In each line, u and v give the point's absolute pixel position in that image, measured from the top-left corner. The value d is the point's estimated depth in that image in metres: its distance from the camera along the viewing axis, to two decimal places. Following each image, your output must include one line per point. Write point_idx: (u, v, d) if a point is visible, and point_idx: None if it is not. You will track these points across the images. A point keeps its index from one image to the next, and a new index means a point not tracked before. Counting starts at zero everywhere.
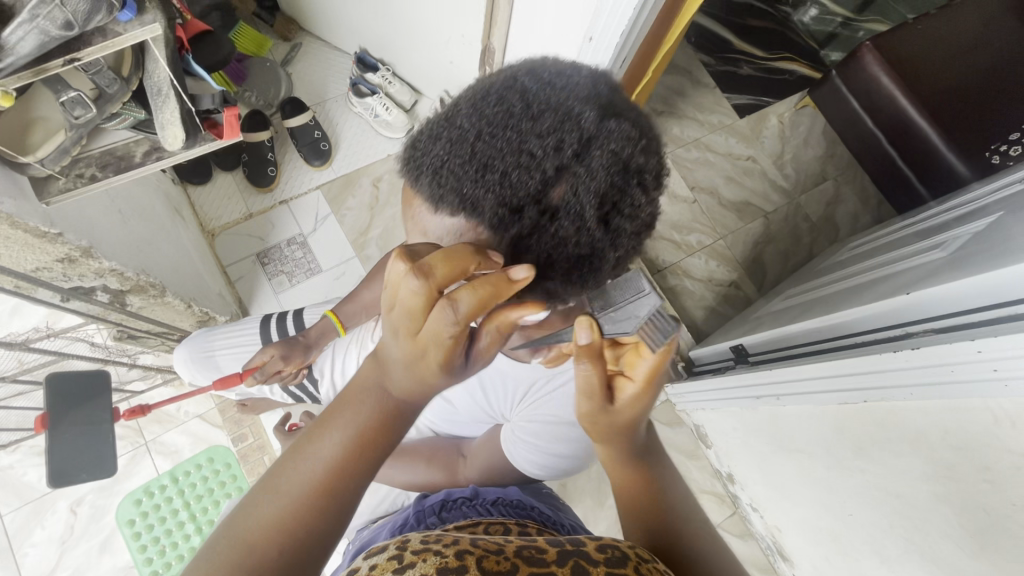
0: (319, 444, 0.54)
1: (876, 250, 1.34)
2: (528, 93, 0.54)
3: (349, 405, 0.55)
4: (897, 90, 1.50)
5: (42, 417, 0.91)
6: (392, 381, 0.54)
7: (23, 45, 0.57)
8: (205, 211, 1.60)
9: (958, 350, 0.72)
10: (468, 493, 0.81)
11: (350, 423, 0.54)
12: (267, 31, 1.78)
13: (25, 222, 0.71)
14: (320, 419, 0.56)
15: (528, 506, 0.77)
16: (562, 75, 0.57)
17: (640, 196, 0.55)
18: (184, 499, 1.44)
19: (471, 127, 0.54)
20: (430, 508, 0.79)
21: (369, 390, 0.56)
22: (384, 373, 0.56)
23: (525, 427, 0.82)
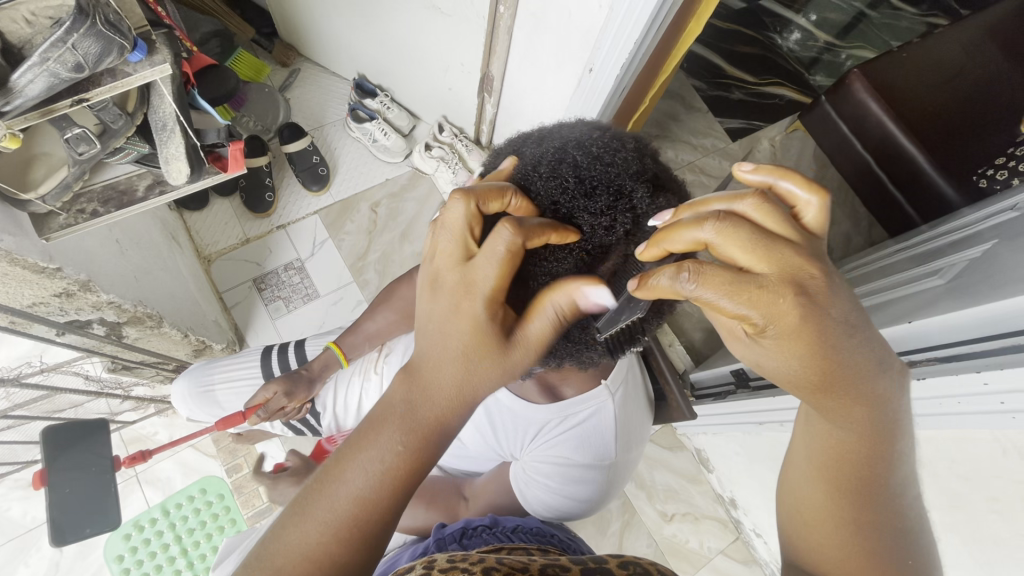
0: (351, 466, 0.53)
1: (873, 273, 1.35)
2: (582, 167, 0.59)
3: (379, 423, 0.55)
4: (885, 116, 1.53)
5: (41, 473, 0.88)
6: (429, 395, 0.55)
7: (32, 87, 0.57)
8: (201, 237, 1.58)
9: (964, 381, 0.73)
10: (488, 521, 0.76)
11: (383, 445, 0.53)
12: (266, 57, 1.79)
13: (24, 258, 0.71)
14: (349, 441, 0.55)
15: (548, 533, 0.75)
16: (604, 142, 0.62)
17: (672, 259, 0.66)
18: (175, 533, 1.40)
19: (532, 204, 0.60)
20: (449, 537, 0.73)
21: (402, 406, 0.55)
22: (418, 385, 0.56)
23: (538, 467, 0.80)
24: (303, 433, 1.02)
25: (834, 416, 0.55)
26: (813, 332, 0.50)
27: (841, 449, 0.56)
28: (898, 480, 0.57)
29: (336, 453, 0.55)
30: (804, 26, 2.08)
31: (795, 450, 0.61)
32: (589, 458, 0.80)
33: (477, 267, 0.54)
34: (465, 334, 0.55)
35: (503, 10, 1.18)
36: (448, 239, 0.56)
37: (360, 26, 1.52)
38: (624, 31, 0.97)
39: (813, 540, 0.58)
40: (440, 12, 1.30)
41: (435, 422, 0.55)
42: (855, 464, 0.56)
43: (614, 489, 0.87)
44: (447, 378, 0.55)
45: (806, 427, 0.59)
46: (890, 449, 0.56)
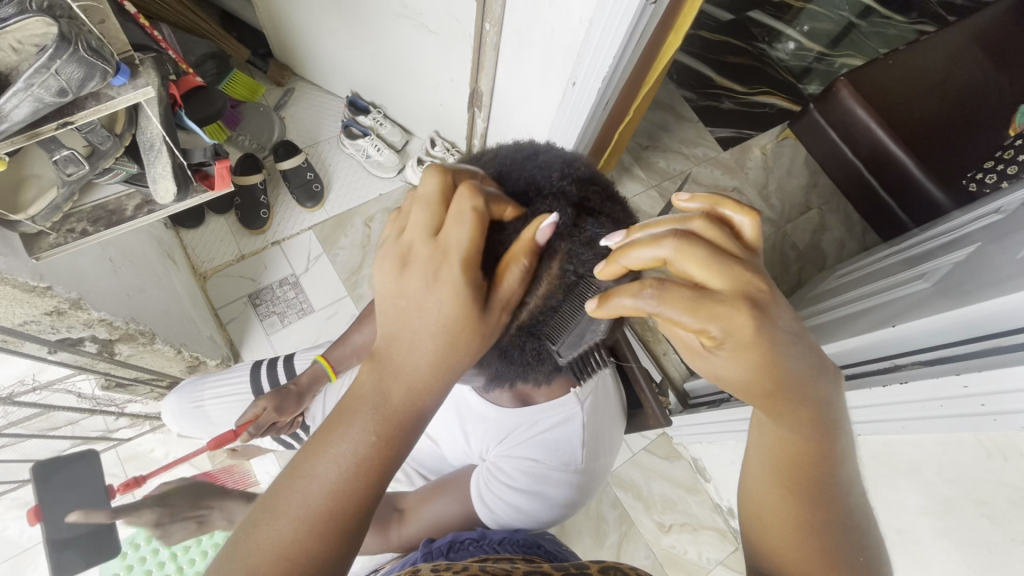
0: (322, 458, 0.52)
1: (865, 278, 1.35)
2: (511, 189, 0.60)
3: (350, 413, 0.53)
4: (872, 122, 1.55)
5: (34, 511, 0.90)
6: (400, 381, 0.53)
7: (17, 112, 0.59)
8: (197, 254, 1.60)
9: (947, 385, 0.73)
10: (474, 534, 0.76)
11: (355, 435, 0.52)
12: (261, 78, 1.83)
13: (14, 278, 0.72)
14: (319, 433, 0.53)
15: (534, 544, 0.74)
16: (547, 160, 0.60)
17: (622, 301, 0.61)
18: (171, 550, 1.39)
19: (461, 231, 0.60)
20: (437, 551, 0.75)
21: (370, 397, 0.53)
22: (389, 376, 0.53)
23: (502, 467, 0.80)
24: (293, 447, 1.03)
25: (786, 420, 0.55)
26: (765, 341, 0.50)
27: (798, 453, 0.55)
28: (845, 475, 0.57)
29: (305, 447, 0.53)
30: (793, 36, 2.10)
31: (751, 456, 0.59)
32: (553, 461, 0.79)
33: (442, 239, 0.52)
34: (439, 311, 0.52)
35: (489, 27, 1.21)
36: (417, 213, 0.54)
37: (353, 45, 1.55)
38: (604, 45, 0.99)
39: (777, 542, 0.57)
40: (429, 30, 1.33)
41: (408, 408, 0.53)
42: (806, 465, 0.56)
43: (589, 494, 0.86)
44: (419, 360, 0.53)
45: (760, 433, 0.58)
46: (833, 446, 0.56)
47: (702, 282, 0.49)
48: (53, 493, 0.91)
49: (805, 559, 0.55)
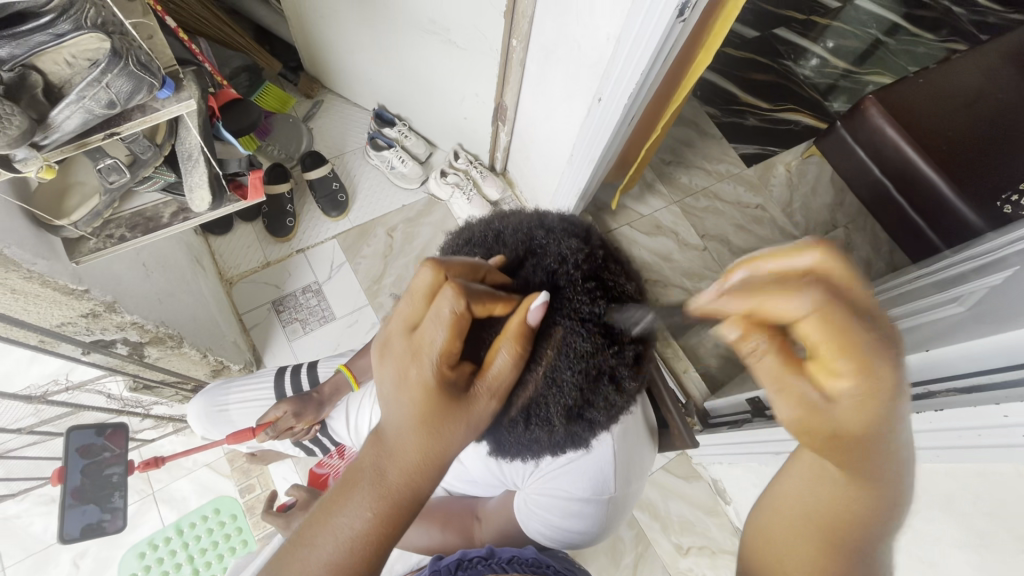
0: (321, 534, 0.53)
1: (893, 299, 1.32)
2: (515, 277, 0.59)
3: (348, 488, 0.55)
4: (902, 140, 1.52)
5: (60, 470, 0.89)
6: (390, 459, 0.55)
7: (69, 122, 0.62)
8: (225, 260, 1.64)
9: (984, 413, 0.71)
10: (484, 551, 0.76)
11: (352, 507, 0.53)
12: (291, 90, 1.87)
13: (55, 280, 0.74)
14: (317, 514, 0.55)
15: (544, 564, 0.73)
16: (554, 246, 0.60)
17: (612, 393, 0.59)
18: (187, 553, 1.41)
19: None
20: (444, 569, 0.74)
21: (365, 471, 0.55)
22: (381, 453, 0.55)
23: (536, 499, 0.78)
24: (314, 453, 1.03)
25: (844, 474, 0.54)
26: (855, 397, 0.50)
27: (841, 513, 0.54)
28: (880, 548, 0.55)
29: (308, 522, 0.55)
30: (819, 52, 2.09)
31: (786, 502, 0.58)
32: (581, 495, 0.77)
33: (421, 336, 0.54)
34: (418, 398, 0.54)
35: (516, 43, 1.24)
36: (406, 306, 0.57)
37: (381, 59, 1.58)
38: (631, 62, 0.99)
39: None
40: (456, 46, 1.35)
41: (403, 488, 0.54)
42: (841, 522, 0.54)
43: (617, 521, 0.84)
44: (411, 444, 0.54)
45: (801, 480, 0.58)
46: (879, 511, 0.54)
47: (834, 364, 0.50)
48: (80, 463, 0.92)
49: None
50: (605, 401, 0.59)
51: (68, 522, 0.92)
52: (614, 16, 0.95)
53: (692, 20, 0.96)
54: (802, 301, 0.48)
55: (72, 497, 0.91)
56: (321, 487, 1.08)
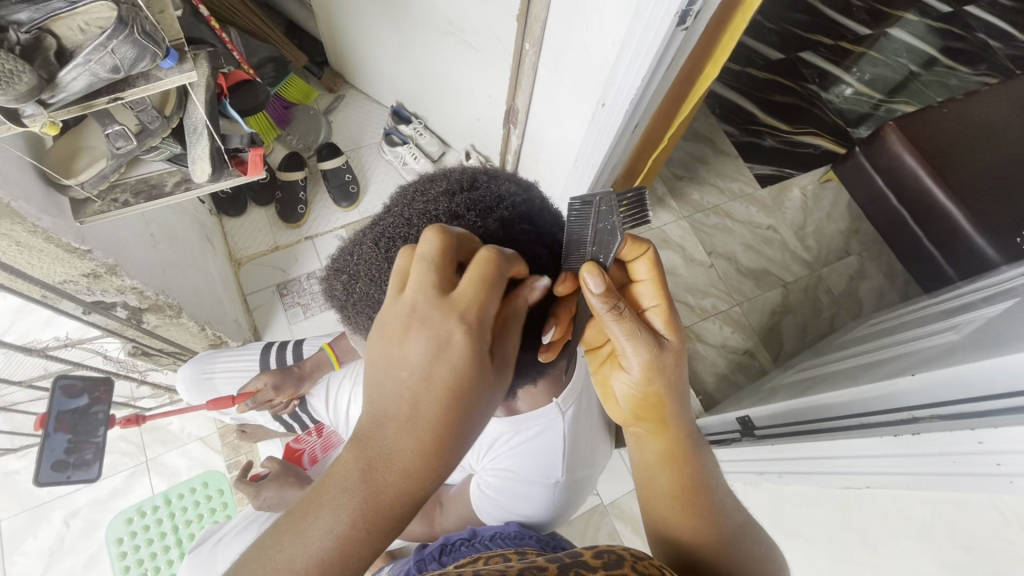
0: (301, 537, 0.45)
1: (897, 326, 1.29)
2: (447, 206, 0.60)
3: (344, 479, 0.46)
4: (920, 167, 1.48)
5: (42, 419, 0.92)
6: (398, 442, 0.46)
7: (75, 83, 0.66)
8: (236, 242, 1.69)
9: (960, 439, 0.69)
10: (466, 534, 0.77)
11: (350, 496, 0.45)
12: (315, 83, 1.94)
13: (58, 238, 0.78)
14: (290, 521, 0.46)
15: (526, 535, 0.73)
16: (489, 189, 0.62)
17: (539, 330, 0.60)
18: (173, 522, 1.44)
19: (357, 267, 0.62)
20: (429, 556, 0.75)
21: (366, 458, 0.46)
22: (385, 438, 0.47)
23: (487, 481, 0.80)
24: (293, 429, 1.06)
25: (665, 430, 0.70)
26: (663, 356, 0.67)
27: (681, 470, 0.70)
28: (710, 470, 0.72)
29: (283, 524, 0.46)
30: (852, 81, 2.04)
31: (642, 465, 0.73)
32: (531, 476, 0.78)
33: (452, 305, 0.47)
34: (446, 372, 0.46)
35: (528, 47, 1.25)
36: (427, 274, 0.48)
37: (401, 58, 1.63)
38: (635, 68, 1.01)
39: (679, 527, 0.68)
40: (472, 47, 1.38)
41: (414, 475, 0.46)
42: (678, 457, 0.70)
43: (567, 507, 0.86)
44: (421, 434, 0.47)
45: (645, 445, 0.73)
46: (695, 441, 0.72)
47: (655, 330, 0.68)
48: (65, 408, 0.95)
49: (690, 518, 0.67)
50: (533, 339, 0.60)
51: (42, 459, 0.92)
52: (619, 22, 0.96)
53: (695, 29, 0.97)
54: (641, 269, 0.67)
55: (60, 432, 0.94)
56: (296, 462, 1.09)
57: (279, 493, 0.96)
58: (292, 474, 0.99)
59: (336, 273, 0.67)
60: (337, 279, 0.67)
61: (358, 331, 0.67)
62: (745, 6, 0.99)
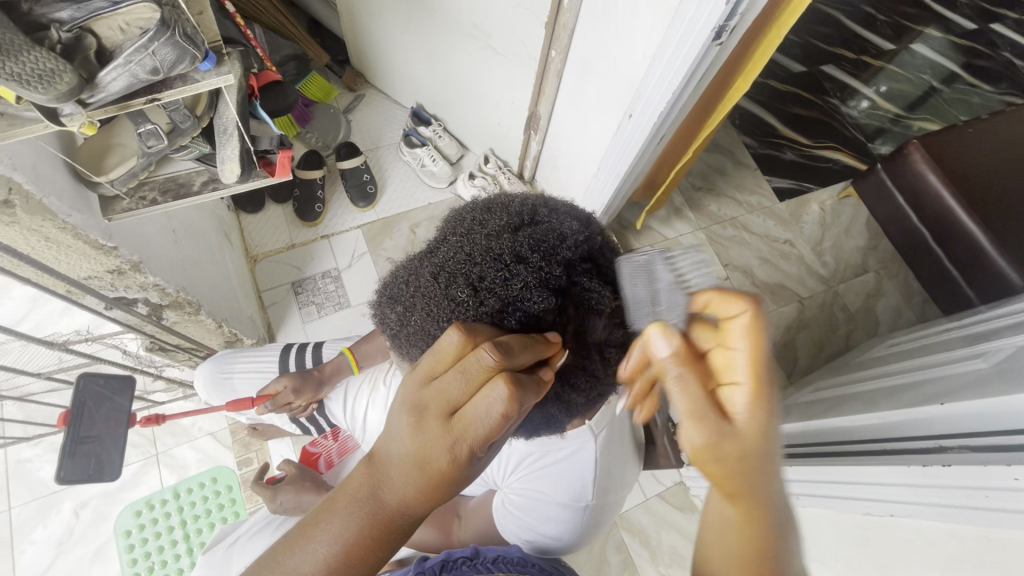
0: (309, 543, 0.55)
1: (918, 349, 1.27)
2: (511, 245, 0.59)
3: (341, 508, 0.55)
4: (943, 189, 1.40)
5: (65, 413, 0.92)
6: (388, 492, 0.54)
7: (115, 84, 0.66)
8: (253, 238, 1.69)
9: (995, 474, 0.67)
10: (468, 552, 0.76)
11: (340, 526, 0.54)
12: (336, 81, 1.94)
13: (87, 235, 0.78)
14: (305, 522, 0.56)
15: (530, 563, 0.73)
16: (551, 228, 0.62)
17: (598, 368, 0.62)
18: (181, 516, 1.44)
19: (414, 299, 0.63)
20: (429, 570, 0.73)
21: (361, 498, 0.55)
22: (380, 484, 0.55)
23: (513, 498, 0.81)
24: (308, 432, 1.06)
25: (745, 499, 0.56)
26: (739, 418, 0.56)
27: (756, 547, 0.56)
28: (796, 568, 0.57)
29: (300, 524, 0.57)
30: (869, 95, 1.99)
31: (710, 539, 0.60)
32: (559, 497, 0.78)
33: (464, 417, 0.50)
34: (434, 458, 0.51)
35: (555, 54, 1.23)
36: (453, 380, 0.51)
37: (424, 59, 1.62)
38: (665, 81, 1.00)
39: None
40: (496, 52, 1.38)
41: (396, 521, 0.55)
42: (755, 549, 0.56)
43: (595, 525, 0.86)
44: (414, 492, 0.54)
45: (718, 518, 0.59)
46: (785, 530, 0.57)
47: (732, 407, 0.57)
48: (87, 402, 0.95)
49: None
50: (589, 379, 0.63)
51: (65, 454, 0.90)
52: (652, 34, 0.94)
53: (729, 44, 0.96)
54: (738, 328, 0.55)
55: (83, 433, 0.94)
56: (312, 466, 1.10)
57: (295, 498, 0.96)
58: (309, 479, 1.00)
59: (389, 302, 0.69)
60: (389, 307, 0.68)
61: (408, 358, 0.68)
62: (780, 23, 0.97)
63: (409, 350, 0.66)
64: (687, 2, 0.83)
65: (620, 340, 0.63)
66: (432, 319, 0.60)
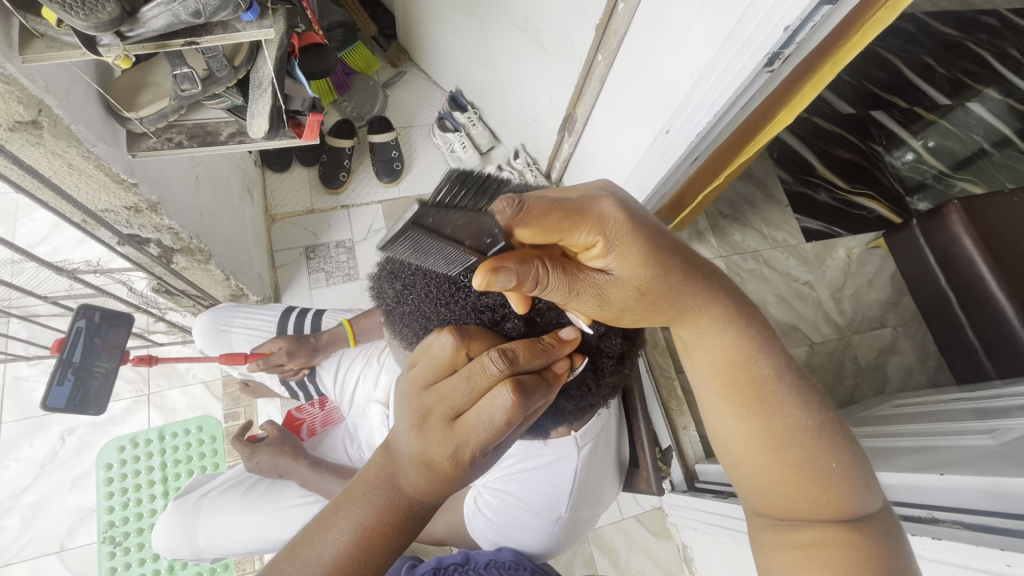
0: (327, 532, 0.55)
1: (925, 414, 1.22)
2: None
3: (357, 494, 0.56)
4: (978, 256, 1.32)
5: (60, 340, 0.93)
6: (406, 479, 0.54)
7: (156, 21, 0.66)
8: (274, 197, 1.70)
9: (985, 557, 0.64)
10: (459, 558, 0.81)
11: (359, 511, 0.55)
12: (379, 55, 1.93)
13: (109, 167, 0.78)
14: (324, 513, 0.56)
15: (522, 566, 0.76)
16: None
17: (591, 371, 0.60)
18: (162, 459, 1.46)
19: (415, 276, 0.60)
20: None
21: (378, 487, 0.55)
22: (397, 471, 0.55)
23: (487, 499, 0.80)
24: (297, 396, 1.06)
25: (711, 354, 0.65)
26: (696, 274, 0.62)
27: (739, 394, 0.63)
28: (805, 408, 0.63)
29: (317, 518, 0.57)
30: (915, 147, 1.90)
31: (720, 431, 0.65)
32: (539, 507, 0.77)
33: (467, 423, 0.50)
34: (455, 449, 0.51)
35: (601, 58, 1.20)
36: (456, 385, 0.50)
37: (470, 44, 1.60)
38: (707, 100, 0.97)
39: (747, 452, 0.63)
40: (543, 48, 1.35)
41: (417, 501, 0.55)
42: (755, 393, 0.63)
43: (569, 537, 0.86)
44: (422, 478, 0.54)
45: (718, 412, 0.65)
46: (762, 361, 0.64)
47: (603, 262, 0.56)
48: (86, 330, 0.95)
49: (814, 495, 0.60)
50: (581, 391, 0.61)
51: (54, 380, 0.91)
52: (703, 52, 0.91)
53: (781, 72, 0.93)
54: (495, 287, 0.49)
55: (79, 363, 0.95)
56: (294, 431, 1.07)
57: (272, 460, 0.95)
58: (288, 443, 0.97)
59: (385, 277, 0.67)
60: (386, 282, 0.66)
61: (398, 338, 0.67)
62: (832, 61, 0.95)
63: (400, 326, 0.64)
64: (745, 25, 0.80)
65: (618, 352, 0.62)
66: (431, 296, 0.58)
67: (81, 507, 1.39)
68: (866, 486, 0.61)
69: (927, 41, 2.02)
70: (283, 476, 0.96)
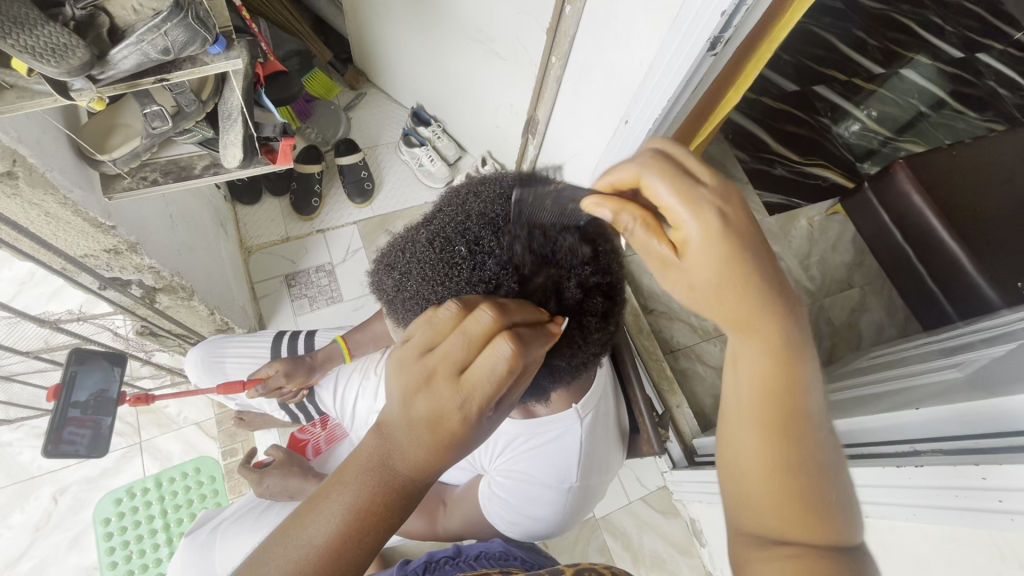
0: (321, 511, 0.56)
1: (898, 362, 1.29)
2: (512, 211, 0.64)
3: (348, 472, 0.57)
4: (927, 210, 1.40)
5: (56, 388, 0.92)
6: (402, 448, 0.56)
7: (126, 62, 0.68)
8: (248, 229, 1.70)
9: (962, 474, 0.66)
10: (451, 552, 0.84)
11: (352, 487, 0.56)
12: (338, 79, 1.96)
13: (87, 211, 0.79)
14: (313, 497, 0.58)
15: (511, 556, 0.79)
16: (552, 202, 0.65)
17: (578, 336, 0.64)
18: (161, 506, 1.43)
19: (411, 264, 0.66)
20: (413, 571, 0.82)
21: (372, 461, 0.57)
22: (390, 446, 0.57)
23: (499, 481, 0.83)
24: (297, 419, 1.07)
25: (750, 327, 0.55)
26: (693, 194, 0.54)
27: (770, 383, 0.55)
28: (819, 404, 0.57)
29: (312, 497, 0.58)
30: (860, 117, 2.01)
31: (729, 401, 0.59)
32: (547, 481, 0.81)
33: (471, 376, 0.52)
34: (455, 401, 0.53)
35: (555, 60, 1.24)
36: (455, 342, 0.53)
37: (425, 60, 1.64)
38: (660, 88, 1.03)
39: (748, 436, 0.56)
40: (498, 56, 1.40)
41: (408, 481, 0.57)
42: (779, 385, 0.56)
43: (578, 510, 0.89)
44: (417, 451, 0.55)
45: (737, 382, 0.58)
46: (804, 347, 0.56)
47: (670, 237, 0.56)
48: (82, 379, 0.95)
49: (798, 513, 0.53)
50: (572, 347, 0.65)
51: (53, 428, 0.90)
52: (650, 43, 0.97)
53: (724, 55, 0.98)
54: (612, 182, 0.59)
55: (78, 409, 0.94)
56: (300, 452, 1.10)
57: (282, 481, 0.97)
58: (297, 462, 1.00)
59: (386, 269, 0.73)
60: (386, 273, 0.71)
61: (402, 324, 0.71)
62: (767, 40, 1.02)
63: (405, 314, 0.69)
64: (683, 16, 0.86)
65: (600, 309, 0.64)
66: (426, 276, 0.64)
67: (82, 566, 1.35)
68: (854, 519, 0.55)
69: (856, 16, 2.14)
70: (293, 498, 0.97)
